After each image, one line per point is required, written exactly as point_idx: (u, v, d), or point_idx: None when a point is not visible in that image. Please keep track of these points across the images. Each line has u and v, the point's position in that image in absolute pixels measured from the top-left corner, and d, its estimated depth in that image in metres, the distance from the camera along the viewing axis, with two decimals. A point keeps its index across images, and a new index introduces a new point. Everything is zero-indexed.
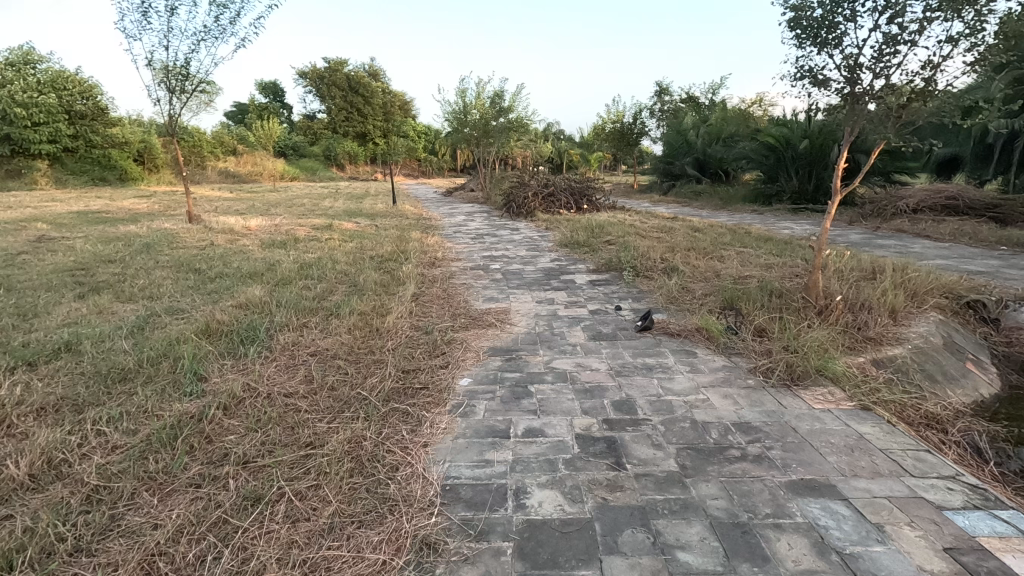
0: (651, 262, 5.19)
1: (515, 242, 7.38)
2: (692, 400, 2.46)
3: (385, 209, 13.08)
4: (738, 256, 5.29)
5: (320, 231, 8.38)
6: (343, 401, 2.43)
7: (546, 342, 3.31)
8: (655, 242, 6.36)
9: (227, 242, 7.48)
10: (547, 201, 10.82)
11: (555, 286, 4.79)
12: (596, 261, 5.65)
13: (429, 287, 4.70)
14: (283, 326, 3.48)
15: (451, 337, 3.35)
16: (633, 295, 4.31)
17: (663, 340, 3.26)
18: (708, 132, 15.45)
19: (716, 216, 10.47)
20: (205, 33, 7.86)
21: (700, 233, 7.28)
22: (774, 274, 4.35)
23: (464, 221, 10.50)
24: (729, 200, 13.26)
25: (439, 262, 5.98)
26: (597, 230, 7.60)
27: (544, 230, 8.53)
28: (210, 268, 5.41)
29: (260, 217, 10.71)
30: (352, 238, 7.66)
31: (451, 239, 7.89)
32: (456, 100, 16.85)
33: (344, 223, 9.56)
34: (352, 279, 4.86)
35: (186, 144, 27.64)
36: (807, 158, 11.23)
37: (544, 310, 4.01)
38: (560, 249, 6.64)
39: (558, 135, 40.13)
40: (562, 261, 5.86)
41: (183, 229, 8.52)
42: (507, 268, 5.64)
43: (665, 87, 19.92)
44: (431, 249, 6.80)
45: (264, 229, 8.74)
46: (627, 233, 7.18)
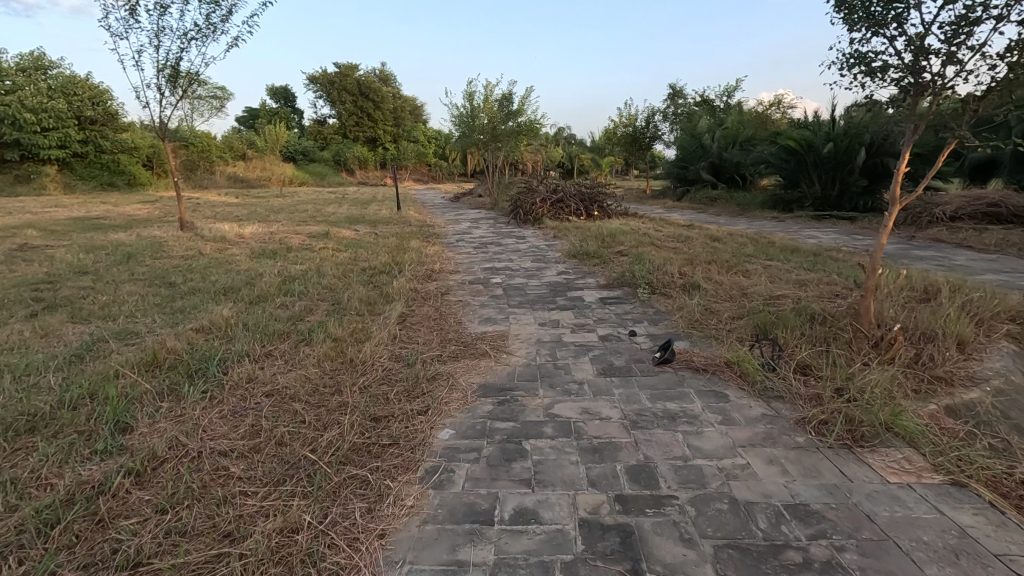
0: (669, 278, 4.65)
1: (521, 252, 6.89)
2: (729, 467, 1.94)
3: (389, 215, 12.67)
4: (765, 271, 4.74)
5: (315, 240, 7.94)
6: (288, 467, 1.94)
7: (548, 378, 2.80)
8: (672, 253, 5.83)
9: (215, 252, 7.07)
10: (556, 207, 10.32)
11: (561, 304, 4.28)
12: (607, 275, 5.13)
13: (420, 306, 4.21)
14: (241, 356, 2.99)
15: (436, 371, 2.85)
16: (649, 318, 3.79)
17: (687, 379, 2.73)
18: (724, 136, 14.85)
19: (734, 223, 9.91)
20: (195, 31, 7.46)
21: (720, 243, 6.73)
22: (810, 293, 3.81)
23: (468, 228, 10.02)
24: (746, 206, 12.65)
25: (436, 274, 5.51)
26: (608, 239, 7.08)
27: (552, 238, 8.04)
28: (185, 281, 4.97)
29: (258, 224, 10.32)
30: (347, 247, 7.21)
31: (453, 248, 7.42)
32: (463, 103, 16.43)
33: (343, 231, 9.14)
34: (335, 296, 4.37)
35: (195, 149, 27.56)
36: (831, 162, 10.55)
37: (548, 336, 3.51)
38: (568, 261, 6.14)
39: (568, 139, 39.63)
40: (570, 275, 5.35)
41: (173, 237, 8.14)
42: (509, 282, 5.15)
43: (679, 90, 19.31)
44: (430, 260, 6.33)
45: (257, 237, 8.33)
46: (641, 243, 6.66)
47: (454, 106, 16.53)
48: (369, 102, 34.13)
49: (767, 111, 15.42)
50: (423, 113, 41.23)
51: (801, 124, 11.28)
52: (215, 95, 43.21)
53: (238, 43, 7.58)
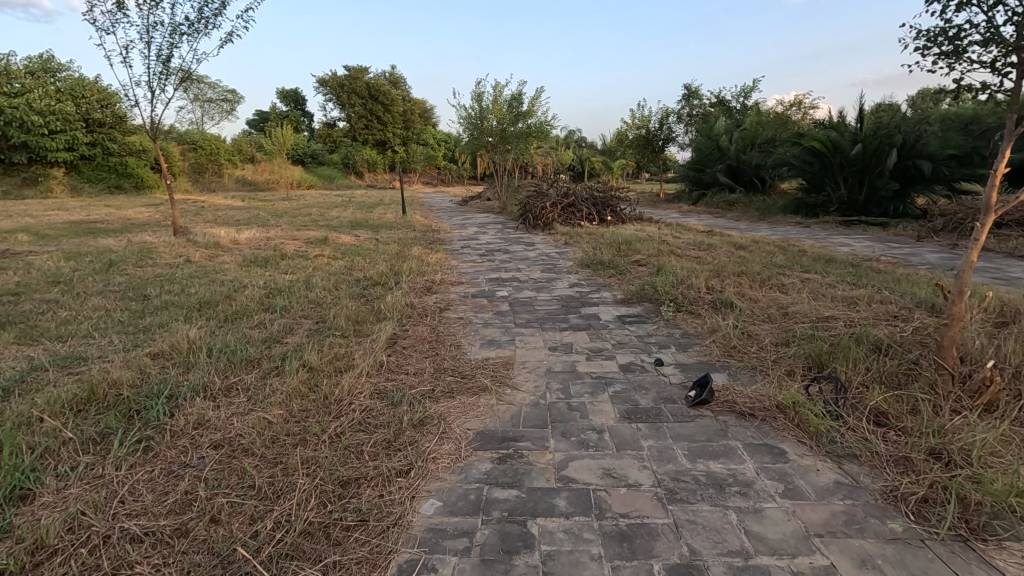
0: (696, 294, 4.13)
1: (530, 261, 6.40)
2: (807, 568, 1.44)
3: (394, 219, 12.23)
4: (804, 286, 4.21)
5: (311, 246, 7.50)
6: (216, 563, 1.47)
7: (560, 424, 2.31)
8: (696, 264, 5.30)
9: (205, 259, 6.65)
10: (567, 211, 9.82)
11: (574, 324, 3.80)
12: (625, 289, 4.62)
13: (415, 325, 3.73)
14: (197, 391, 2.52)
15: (424, 415, 2.36)
16: (677, 343, 3.29)
17: (731, 428, 2.23)
18: (742, 137, 14.26)
19: (756, 229, 9.38)
20: (186, 26, 7.07)
21: (745, 252, 6.21)
22: (864, 315, 3.29)
23: (475, 234, 9.53)
24: (767, 210, 12.05)
25: (437, 286, 5.04)
26: (623, 247, 6.58)
27: (563, 245, 7.55)
28: (160, 293, 4.53)
29: (256, 229, 9.91)
30: (344, 255, 6.75)
31: (457, 256, 6.94)
32: (472, 104, 15.98)
33: (342, 236, 8.71)
34: (321, 314, 3.91)
35: (202, 152, 27.51)
36: (859, 164, 9.95)
37: (559, 365, 3.01)
38: (581, 271, 5.63)
39: (579, 142, 39.15)
40: (583, 288, 4.84)
41: (164, 242, 7.73)
42: (516, 296, 4.65)
43: (694, 90, 18.69)
44: (430, 269, 5.86)
45: (252, 243, 7.90)
46: (660, 251, 6.16)
47: (462, 106, 16.08)
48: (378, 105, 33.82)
49: (786, 111, 14.79)
50: (432, 116, 40.89)
51: (826, 124, 10.69)
52: (225, 98, 43.24)
53: (232, 38, 7.19)
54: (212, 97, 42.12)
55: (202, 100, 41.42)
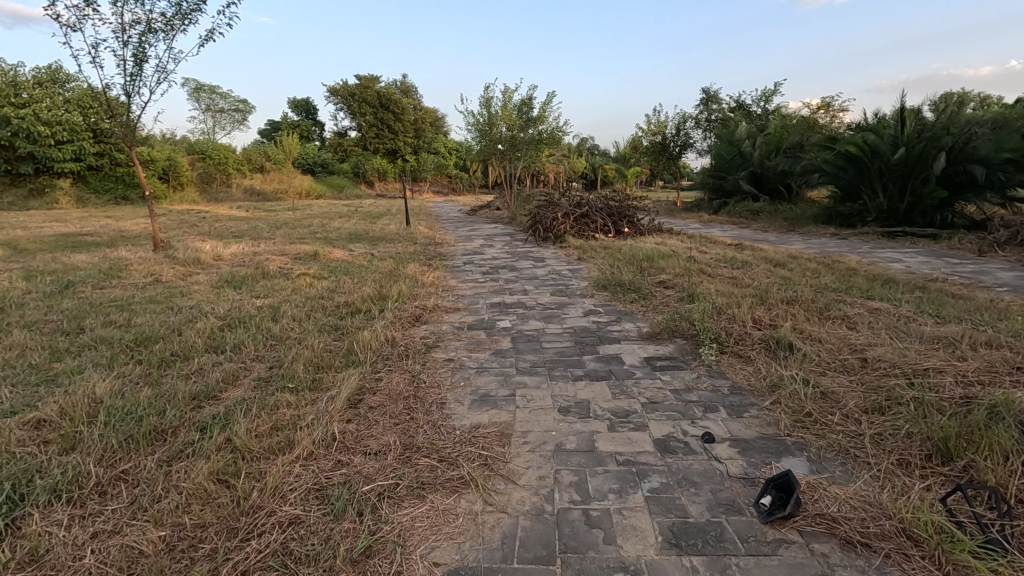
0: (742, 331, 3.34)
1: (538, 281, 5.64)
2: None
3: (397, 231, 11.53)
4: (876, 319, 3.40)
5: (298, 264, 6.80)
6: None
7: (575, 558, 1.53)
8: (732, 288, 4.51)
9: (176, 278, 5.97)
10: (580, 222, 9.06)
11: (592, 370, 3.02)
12: (652, 321, 3.84)
13: (391, 374, 2.98)
14: (57, 491, 1.77)
15: (372, 539, 1.59)
16: (728, 404, 2.50)
17: (839, 572, 1.44)
18: (766, 143, 13.43)
19: (788, 242, 8.54)
20: (161, 22, 6.44)
21: (787, 271, 5.39)
22: (978, 367, 2.47)
23: (480, 247, 8.79)
24: (796, 220, 11.20)
25: (428, 314, 4.29)
26: (644, 264, 5.81)
27: (576, 262, 6.79)
28: (98, 324, 3.83)
29: (247, 242, 9.25)
30: (332, 274, 6.05)
31: (457, 274, 6.20)
32: (481, 110, 15.31)
33: (335, 250, 8.01)
34: (277, 357, 3.17)
35: (210, 161, 27.27)
36: (900, 170, 9.13)
37: (571, 439, 2.23)
38: (598, 295, 4.85)
39: (592, 150, 38.27)
40: (600, 318, 4.06)
41: (139, 258, 7.08)
42: (520, 329, 3.89)
43: (714, 94, 17.85)
44: (424, 291, 5.12)
45: (236, 259, 7.23)
46: (688, 270, 5.38)
47: (471, 112, 15.42)
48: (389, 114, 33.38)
49: (813, 114, 13.92)
50: (444, 124, 40.36)
51: (861, 127, 9.87)
52: (237, 108, 43.17)
53: (211, 36, 6.57)
54: (224, 107, 42.08)
55: (214, 110, 41.38)
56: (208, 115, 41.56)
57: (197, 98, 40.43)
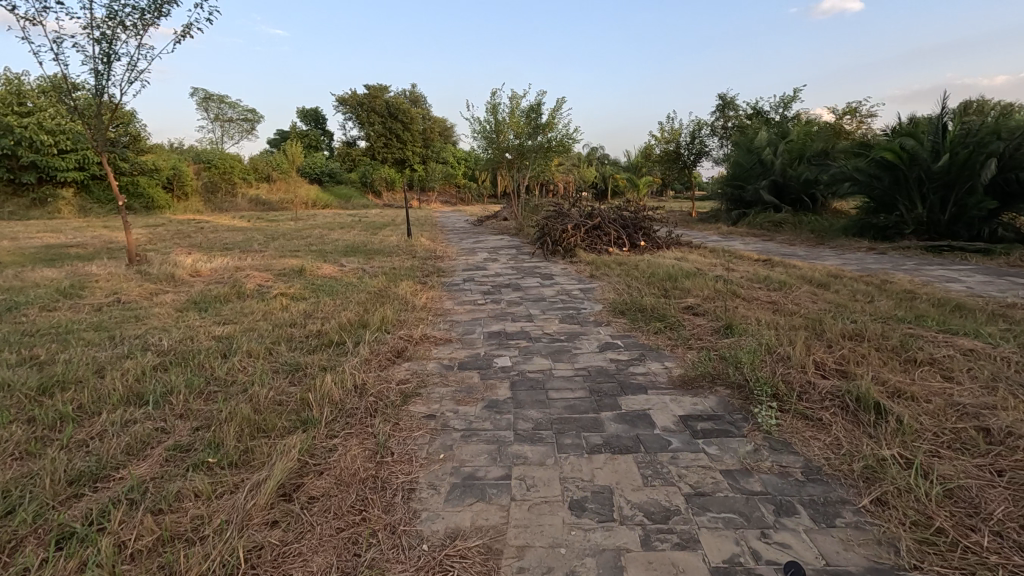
0: (804, 381, 2.61)
1: (545, 304, 4.93)
2: None
3: (397, 243, 10.87)
4: (977, 365, 2.66)
5: (281, 281, 6.16)
6: None
7: None
8: (777, 318, 3.78)
9: (140, 298, 5.34)
10: (592, 235, 8.35)
11: (615, 436, 2.30)
12: (685, 364, 3.12)
13: (352, 441, 2.28)
14: None
15: None
16: (808, 502, 1.78)
17: None
18: (788, 151, 12.67)
19: (822, 257, 7.77)
20: (132, 16, 5.89)
21: (834, 294, 4.65)
22: None
23: (483, 262, 8.11)
24: (824, 232, 10.42)
25: (413, 348, 3.59)
26: (667, 284, 5.08)
27: (587, 280, 6.07)
28: (11, 361, 3.16)
29: (235, 256, 8.63)
30: (313, 294, 5.38)
31: (454, 294, 5.51)
32: (487, 116, 14.70)
33: (324, 265, 7.35)
34: (209, 413, 2.47)
35: (216, 170, 26.88)
36: (943, 178, 8.36)
37: (588, 567, 1.51)
38: (614, 323, 4.13)
39: (603, 160, 37.58)
40: (619, 356, 3.35)
41: (108, 274, 6.47)
42: (521, 370, 3.18)
43: (730, 100, 17.09)
44: (414, 315, 4.44)
45: (215, 275, 6.60)
46: (720, 293, 4.65)
47: (478, 119, 14.81)
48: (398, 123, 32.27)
49: (838, 120, 13.15)
50: (452, 134, 39.89)
51: (897, 132, 9.10)
52: (245, 118, 43.09)
53: (187, 33, 6.02)
54: (232, 116, 41.99)
55: (223, 119, 41.32)
56: (217, 125, 41.46)
57: (206, 107, 40.36)
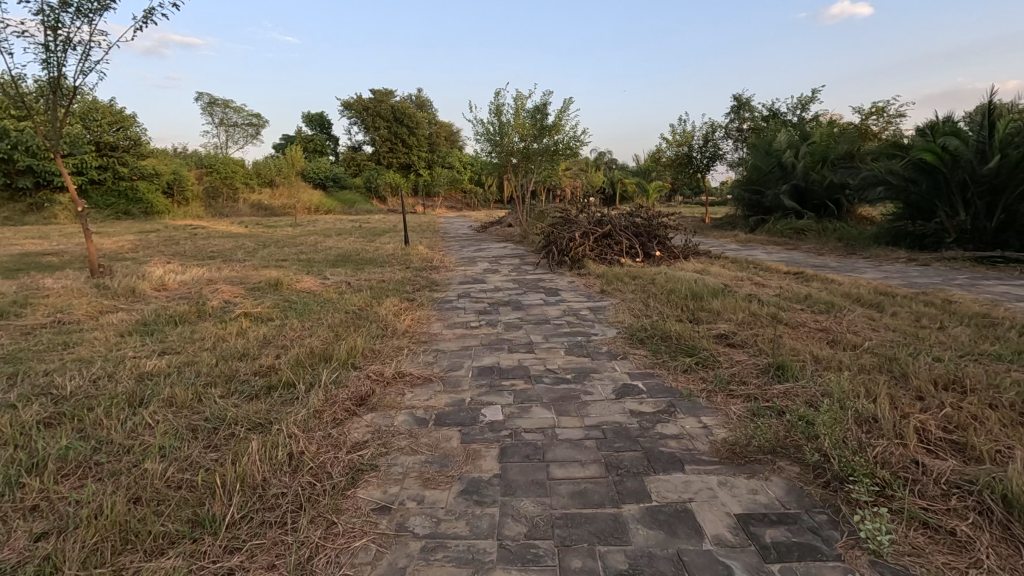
0: (910, 463, 1.85)
1: (549, 329, 4.18)
2: None
3: (393, 252, 10.18)
4: None
5: (252, 297, 5.46)
6: None
7: None
8: (838, 354, 3.03)
9: (84, 317, 4.65)
10: (602, 244, 7.60)
11: (644, 557, 1.55)
12: (732, 423, 2.37)
13: (257, 562, 1.54)
14: None
15: None
16: None
17: None
18: (811, 153, 11.88)
19: (859, 269, 6.98)
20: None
21: (895, 320, 3.88)
22: None
23: (483, 274, 7.39)
24: (852, 241, 9.64)
25: (381, 393, 2.85)
26: (691, 304, 4.34)
27: (598, 297, 5.33)
28: None
29: (214, 266, 7.96)
30: (282, 314, 4.67)
31: (445, 315, 4.78)
32: (491, 118, 14.01)
33: (306, 277, 6.65)
34: (68, 508, 1.74)
35: (217, 174, 26.37)
36: (991, 182, 7.58)
37: None
38: (632, 356, 3.39)
39: (612, 165, 36.72)
40: (642, 408, 2.60)
41: (63, 287, 5.79)
42: (515, 428, 2.43)
43: (746, 101, 16.29)
44: (392, 344, 3.72)
45: (181, 289, 5.91)
46: (757, 317, 3.89)
47: (481, 121, 14.13)
48: (403, 128, 31.61)
49: (864, 121, 12.36)
50: (458, 138, 39.26)
51: (937, 130, 8.33)
52: (251, 122, 42.81)
53: (146, 19, 5.36)
54: (237, 121, 41.69)
55: (227, 124, 40.98)
56: (221, 129, 41.11)
57: (210, 112, 40.05)
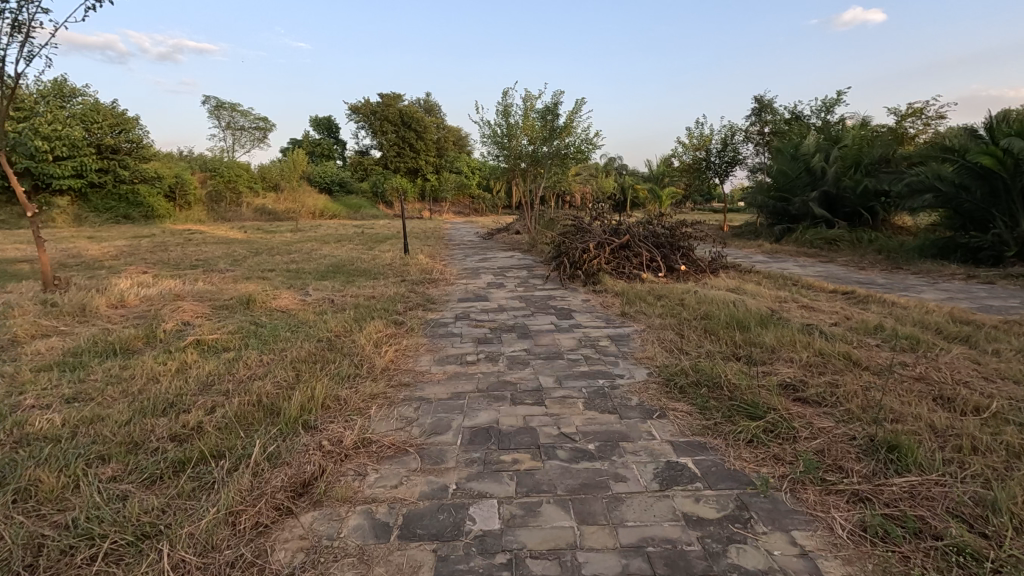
0: None
1: (563, 368, 3.37)
2: None
3: (391, 261, 9.42)
4: None
5: (216, 319, 4.68)
6: None
7: None
8: (962, 422, 2.21)
9: (8, 344, 3.90)
10: (619, 257, 6.80)
11: None
12: (847, 550, 1.57)
13: None
14: None
15: None
16: None
17: None
18: (842, 157, 11.02)
19: (913, 287, 6.12)
20: None
21: (1005, 362, 3.05)
22: None
23: (486, 289, 6.59)
24: (893, 253, 8.78)
25: (332, 475, 2.06)
26: (739, 338, 3.52)
27: (619, 322, 4.53)
28: None
29: (190, 277, 7.20)
30: (241, 343, 3.89)
31: (437, 345, 3.99)
32: (499, 119, 13.24)
33: (286, 292, 5.89)
34: None
35: (220, 178, 25.85)
36: None
37: None
38: (673, 416, 2.58)
39: (623, 171, 35.88)
40: (702, 512, 1.79)
41: (5, 303, 5.06)
42: (518, 549, 1.63)
43: (768, 102, 15.41)
44: (363, 390, 2.92)
45: (140, 308, 5.15)
46: (827, 359, 3.07)
47: (489, 122, 13.37)
48: (410, 132, 30.87)
49: (899, 123, 11.47)
50: (467, 143, 38.56)
51: (996, 131, 7.49)
52: (258, 126, 42.37)
53: None
54: (244, 125, 41.30)
55: (234, 128, 40.61)
56: (228, 133, 40.71)
57: (217, 116, 39.75)
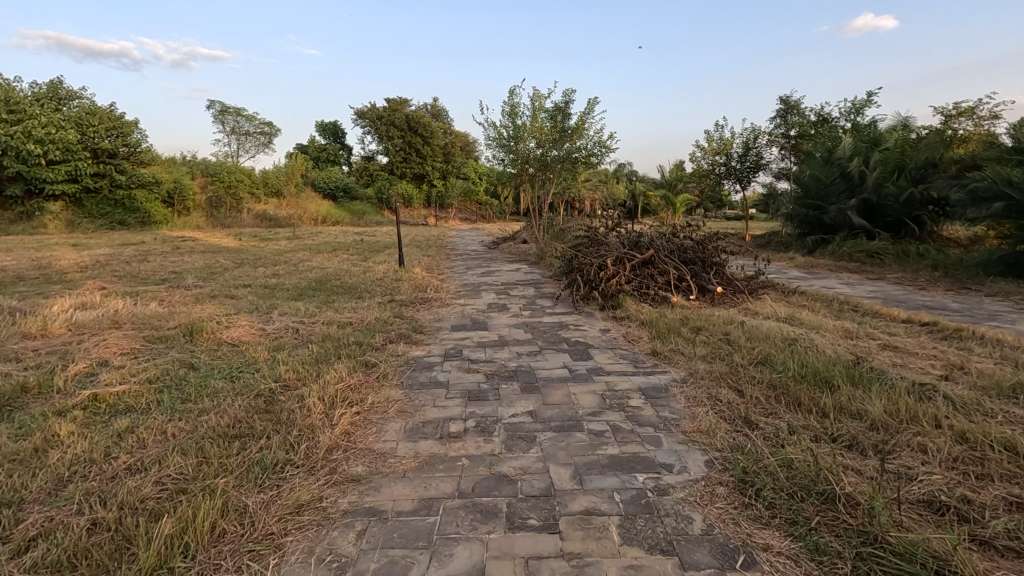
0: None
1: (581, 450, 2.36)
2: None
3: (383, 275, 8.44)
4: None
5: (142, 358, 3.72)
6: None
7: None
8: None
9: None
10: (641, 275, 5.79)
11: None
12: None
13: None
14: None
15: None
16: None
17: None
18: (883, 161, 9.98)
19: (999, 314, 5.09)
20: None
21: None
22: None
23: (486, 312, 5.61)
24: (950, 270, 7.73)
25: None
26: (830, 407, 2.51)
27: (651, 367, 3.52)
28: None
29: (148, 296, 6.26)
30: (152, 398, 2.92)
31: (413, 402, 2.99)
32: (505, 120, 12.27)
33: (244, 317, 4.91)
34: None
35: (220, 184, 24.96)
36: None
37: None
38: (771, 569, 1.57)
39: (635, 177, 34.77)
40: None
41: None
42: None
43: (794, 103, 14.34)
44: (283, 499, 1.93)
45: (58, 340, 4.19)
46: (981, 452, 2.05)
47: (494, 123, 12.40)
48: (417, 137, 30.09)
49: (945, 123, 10.41)
50: (474, 149, 37.69)
51: None
52: (263, 130, 41.83)
53: None
54: (249, 130, 40.65)
55: (240, 132, 40.04)
56: (233, 137, 40.07)
57: (223, 120, 39.19)
